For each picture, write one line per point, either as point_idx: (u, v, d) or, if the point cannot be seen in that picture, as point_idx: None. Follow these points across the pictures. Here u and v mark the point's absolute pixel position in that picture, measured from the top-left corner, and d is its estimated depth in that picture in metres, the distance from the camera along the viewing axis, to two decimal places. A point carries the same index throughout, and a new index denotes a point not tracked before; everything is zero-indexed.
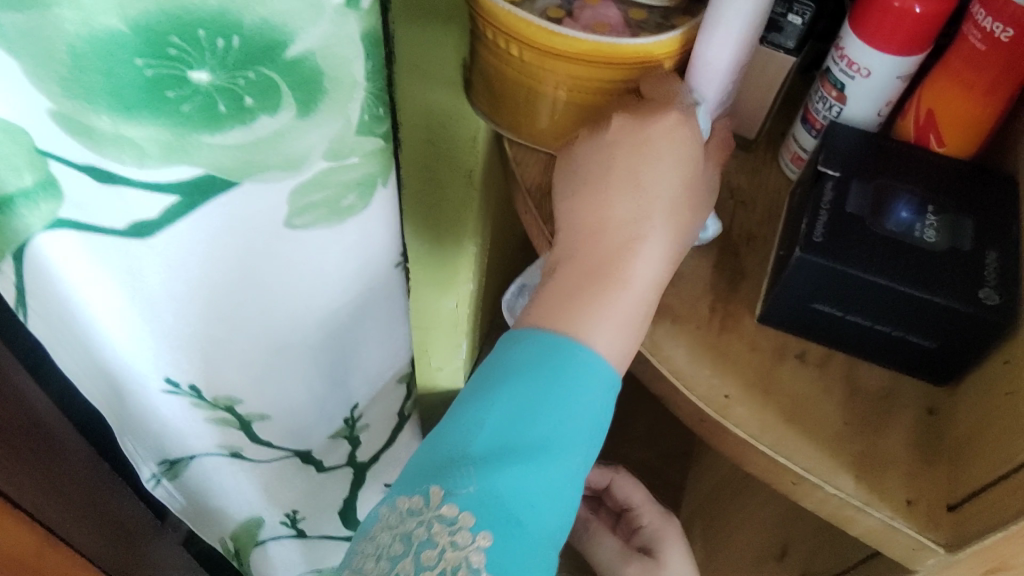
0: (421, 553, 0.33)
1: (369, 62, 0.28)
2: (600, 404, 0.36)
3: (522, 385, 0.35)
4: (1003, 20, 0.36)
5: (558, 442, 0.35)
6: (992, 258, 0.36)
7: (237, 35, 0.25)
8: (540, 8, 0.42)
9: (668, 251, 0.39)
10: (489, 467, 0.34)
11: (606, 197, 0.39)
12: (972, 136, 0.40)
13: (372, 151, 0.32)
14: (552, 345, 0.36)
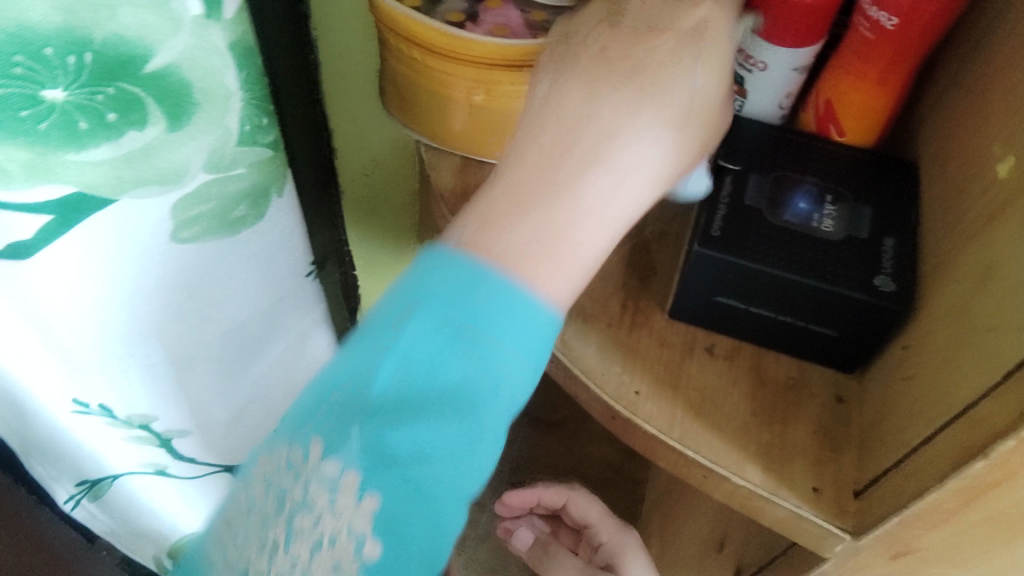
0: (297, 521, 0.31)
1: (241, 73, 0.29)
2: (527, 352, 0.29)
3: (427, 325, 0.29)
4: (888, 10, 0.36)
5: (474, 396, 0.28)
6: (888, 245, 0.37)
7: (88, 51, 0.26)
8: (440, 14, 0.42)
9: (637, 164, 0.30)
10: (380, 421, 0.28)
11: (576, 129, 0.30)
12: (871, 123, 0.40)
13: (259, 162, 0.33)
14: (472, 282, 0.29)
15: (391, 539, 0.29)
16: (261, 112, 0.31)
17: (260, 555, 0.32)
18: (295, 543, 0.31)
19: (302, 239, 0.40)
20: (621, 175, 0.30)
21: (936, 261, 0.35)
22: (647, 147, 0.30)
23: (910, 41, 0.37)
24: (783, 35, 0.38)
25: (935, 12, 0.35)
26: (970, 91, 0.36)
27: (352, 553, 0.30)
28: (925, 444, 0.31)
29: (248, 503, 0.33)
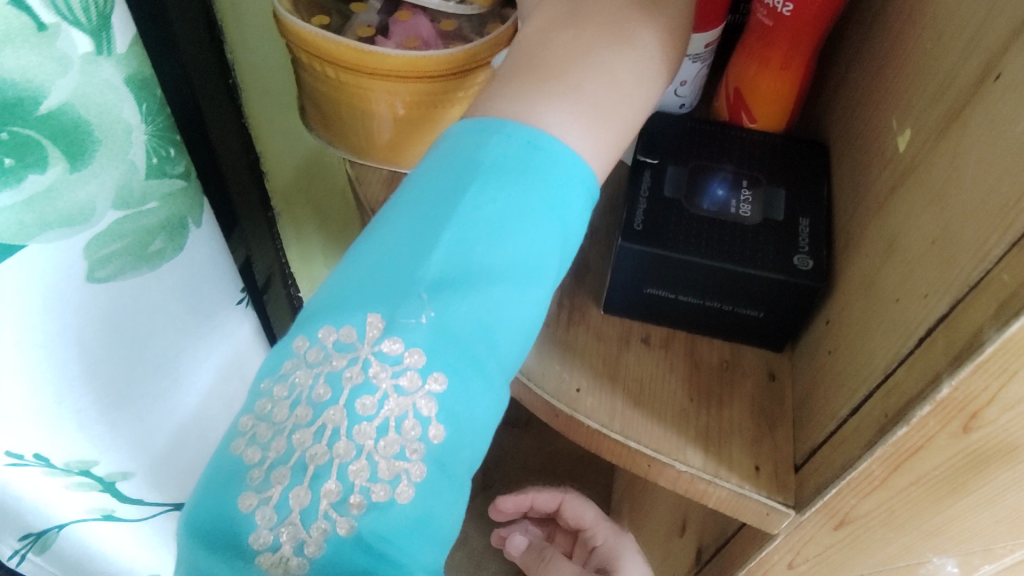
0: (357, 401, 0.26)
1: (141, 105, 0.31)
2: (579, 219, 0.30)
3: (494, 185, 0.28)
4: None
5: (536, 259, 0.29)
6: (805, 224, 0.38)
7: None
8: (351, 30, 0.42)
9: (637, 77, 0.31)
10: (448, 289, 0.27)
11: (561, 48, 0.31)
12: (780, 105, 0.41)
13: (167, 195, 0.35)
14: (530, 145, 0.29)
15: (454, 424, 0.27)
16: (166, 143, 0.34)
17: (258, 480, 0.25)
18: (347, 432, 0.25)
19: (213, 255, 0.41)
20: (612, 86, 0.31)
21: (848, 235, 0.36)
22: (623, 69, 0.31)
23: (806, 23, 0.38)
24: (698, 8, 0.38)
25: None
26: (868, 69, 0.37)
27: (416, 437, 0.26)
28: (853, 414, 0.32)
29: (257, 421, 0.26)
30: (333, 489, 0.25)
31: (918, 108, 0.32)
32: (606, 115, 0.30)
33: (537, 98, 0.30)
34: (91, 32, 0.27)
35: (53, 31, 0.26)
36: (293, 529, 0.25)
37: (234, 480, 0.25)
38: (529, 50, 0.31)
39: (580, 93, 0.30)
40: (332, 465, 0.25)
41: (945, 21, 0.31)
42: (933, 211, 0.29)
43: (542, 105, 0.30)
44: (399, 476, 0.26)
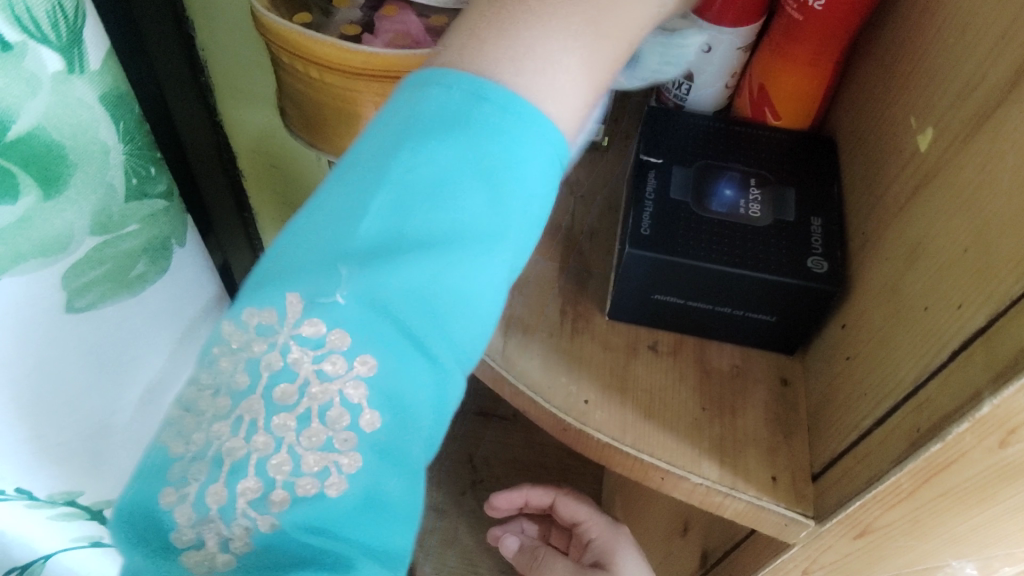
0: (275, 389, 0.24)
1: (117, 124, 0.29)
2: (544, 179, 0.27)
3: (424, 145, 0.25)
4: None
5: (487, 225, 0.26)
6: (816, 225, 0.36)
7: None
8: (335, 30, 0.40)
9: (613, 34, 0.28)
10: (375, 260, 0.24)
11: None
12: (803, 101, 0.40)
13: (146, 217, 0.33)
14: (477, 94, 0.26)
15: (393, 408, 0.24)
16: (145, 162, 0.32)
17: (178, 476, 0.24)
18: (265, 423, 0.24)
19: (186, 274, 0.38)
20: (621, 11, 0.28)
21: (864, 236, 0.35)
22: (630, 6, 0.28)
23: (838, 21, 0.36)
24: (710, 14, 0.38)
25: None
26: (884, 64, 0.36)
27: (346, 425, 0.24)
28: (878, 426, 0.31)
29: (185, 411, 0.25)
30: (252, 487, 0.23)
31: (940, 107, 0.30)
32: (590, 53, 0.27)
33: (498, 55, 0.26)
34: (60, 49, 0.25)
35: (18, 50, 0.23)
36: (215, 526, 0.23)
37: (157, 473, 0.24)
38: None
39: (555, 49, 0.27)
40: (250, 459, 0.24)
41: (969, 13, 0.29)
42: (969, 217, 0.28)
43: (519, 15, 0.27)
44: (328, 467, 0.24)
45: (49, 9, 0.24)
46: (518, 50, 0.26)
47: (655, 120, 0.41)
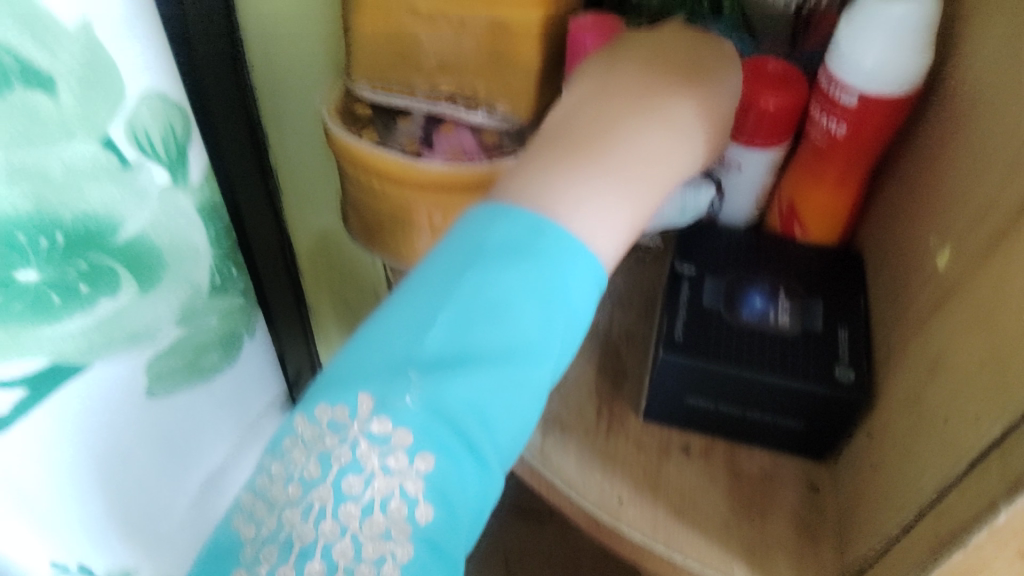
0: (343, 481, 0.26)
1: (209, 230, 0.33)
2: (588, 301, 0.30)
3: (492, 269, 0.29)
4: (835, 118, 0.38)
5: (539, 341, 0.29)
6: (843, 336, 0.38)
7: (59, 230, 0.27)
8: (398, 144, 0.45)
9: (631, 168, 0.32)
10: (439, 369, 0.28)
11: (580, 133, 0.33)
12: (832, 218, 0.42)
13: (224, 312, 0.37)
14: (534, 228, 0.30)
15: (443, 504, 0.27)
16: (230, 263, 0.35)
17: (249, 558, 0.26)
18: (333, 510, 0.26)
19: (250, 366, 0.42)
20: (637, 151, 0.33)
21: (889, 348, 0.37)
22: (651, 144, 0.33)
23: (862, 147, 0.38)
24: (739, 116, 0.40)
25: (881, 124, 0.37)
26: (904, 187, 0.39)
27: (404, 517, 0.26)
28: (903, 533, 0.32)
29: (256, 498, 0.27)
30: (317, 570, 0.25)
31: (957, 231, 0.33)
32: (614, 184, 0.32)
33: (539, 186, 0.31)
34: (168, 164, 0.29)
35: (134, 166, 0.28)
36: None
37: (228, 556, 0.26)
38: (550, 136, 0.33)
39: (585, 179, 0.31)
40: (317, 545, 0.25)
41: (981, 148, 0.32)
42: (983, 335, 0.29)
43: (553, 157, 0.32)
44: (384, 557, 0.25)
45: (162, 132, 0.29)
46: (571, 191, 0.31)
47: (693, 230, 0.44)
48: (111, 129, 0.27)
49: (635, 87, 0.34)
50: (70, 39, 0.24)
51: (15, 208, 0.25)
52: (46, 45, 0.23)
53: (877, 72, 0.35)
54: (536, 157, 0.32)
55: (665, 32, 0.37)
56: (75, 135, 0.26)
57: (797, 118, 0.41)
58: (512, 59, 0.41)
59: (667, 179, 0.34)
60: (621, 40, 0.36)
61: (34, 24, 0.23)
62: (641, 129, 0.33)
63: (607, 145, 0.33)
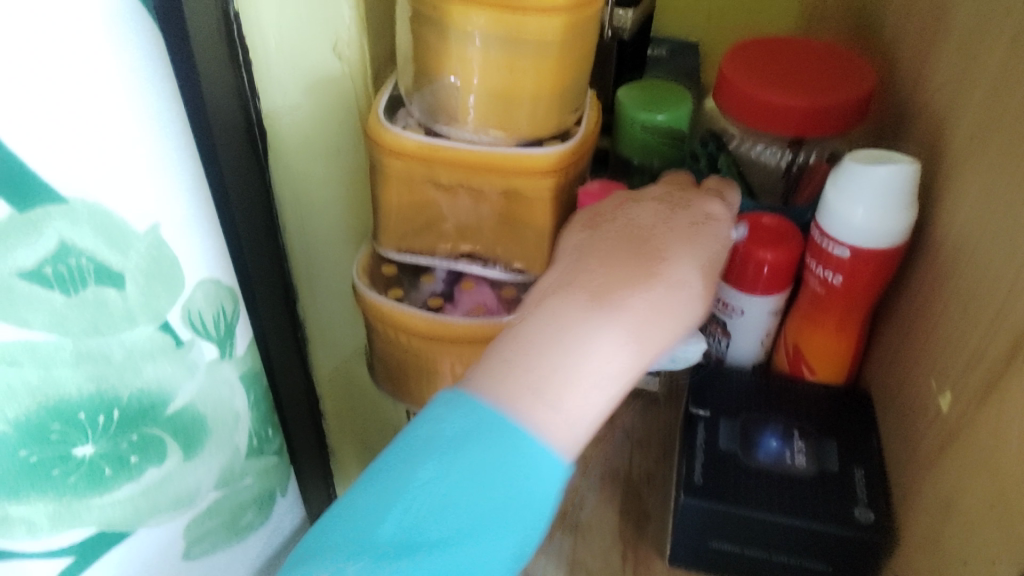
0: None
1: (249, 396, 0.37)
2: (547, 487, 0.34)
3: (457, 458, 0.33)
4: (831, 270, 0.41)
5: (490, 525, 0.33)
6: (858, 475, 0.39)
7: (116, 408, 0.30)
8: (422, 299, 0.48)
9: (595, 365, 0.34)
10: (401, 555, 0.32)
11: (551, 326, 0.35)
12: (837, 361, 0.44)
13: (260, 469, 0.39)
14: (491, 419, 0.33)
15: None
16: (266, 425, 0.39)
17: None
18: None
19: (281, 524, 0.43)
20: (603, 347, 0.34)
21: (904, 487, 0.38)
22: (618, 334, 0.35)
23: (859, 294, 0.41)
24: (745, 281, 0.44)
25: (873, 273, 0.39)
26: (903, 328, 0.41)
27: None
28: None
29: None
30: None
31: (954, 373, 0.34)
32: (573, 385, 0.34)
33: (493, 395, 0.34)
34: (218, 341, 0.34)
35: (187, 345, 0.32)
36: None
37: None
38: (528, 322, 0.36)
39: (537, 385, 0.34)
40: None
41: (968, 294, 0.34)
42: (988, 477, 0.31)
43: (517, 355, 0.34)
44: None
45: (213, 314, 0.33)
46: (528, 381, 0.34)
47: (704, 374, 0.45)
48: (167, 314, 0.31)
49: (615, 264, 0.37)
50: (140, 242, 0.29)
51: (80, 390, 0.29)
52: (119, 248, 0.29)
53: (866, 226, 0.38)
54: (513, 331, 0.36)
55: (657, 207, 0.40)
56: (139, 320, 0.30)
57: (794, 268, 0.43)
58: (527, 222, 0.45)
59: (641, 362, 0.35)
60: (615, 212, 0.40)
61: (109, 229, 0.28)
62: (612, 310, 0.35)
63: (574, 340, 0.34)
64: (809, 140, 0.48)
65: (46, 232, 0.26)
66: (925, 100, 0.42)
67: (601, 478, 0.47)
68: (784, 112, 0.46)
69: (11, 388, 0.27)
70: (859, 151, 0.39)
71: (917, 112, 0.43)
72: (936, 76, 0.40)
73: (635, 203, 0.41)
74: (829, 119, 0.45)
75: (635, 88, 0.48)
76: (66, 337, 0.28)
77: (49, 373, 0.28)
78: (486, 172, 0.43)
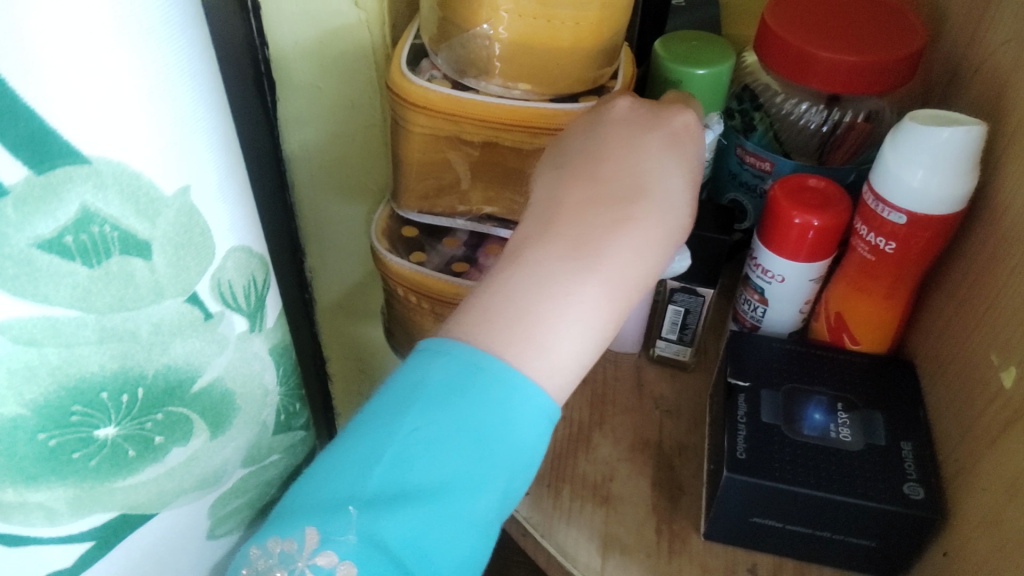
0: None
1: (279, 370, 0.35)
2: (532, 440, 0.32)
3: (428, 409, 0.31)
4: (884, 236, 0.39)
5: (478, 477, 0.31)
6: (907, 450, 0.38)
7: (141, 386, 0.29)
8: (445, 261, 0.46)
9: (600, 288, 0.33)
10: (376, 507, 0.31)
11: (552, 246, 0.33)
12: (882, 330, 0.42)
13: (286, 444, 0.38)
14: (473, 363, 0.32)
15: None
16: (294, 400, 0.38)
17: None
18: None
19: None
20: (608, 267, 0.33)
21: (957, 462, 0.36)
22: (622, 253, 0.33)
23: (910, 262, 0.39)
24: (771, 218, 0.41)
25: (929, 240, 0.37)
26: (956, 298, 0.39)
27: None
28: None
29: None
30: None
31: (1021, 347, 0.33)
32: (578, 311, 0.33)
33: (498, 324, 0.32)
34: (248, 314, 0.32)
35: (216, 317, 0.30)
36: None
37: None
38: (530, 239, 0.34)
39: (541, 310, 0.32)
40: None
41: None
42: None
43: (520, 280, 0.33)
44: None
45: (244, 285, 0.31)
46: (513, 334, 0.32)
47: (741, 340, 0.44)
48: (198, 287, 0.29)
49: (597, 211, 0.34)
50: (169, 207, 0.27)
51: (104, 369, 0.28)
52: (146, 215, 0.26)
53: (924, 191, 0.36)
54: (497, 279, 0.33)
55: (631, 129, 0.36)
56: (166, 294, 0.28)
57: (840, 234, 0.41)
58: None
59: (641, 284, 0.34)
60: (598, 138, 0.36)
61: (137, 195, 0.25)
62: (604, 255, 0.33)
63: (578, 262, 0.33)
64: (848, 97, 0.46)
65: (66, 199, 0.24)
66: (981, 56, 0.40)
67: (632, 448, 0.45)
68: (828, 68, 0.43)
69: (30, 370, 0.26)
70: (919, 111, 0.36)
71: (971, 72, 0.40)
72: (995, 33, 0.38)
73: (601, 127, 0.36)
74: (877, 78, 0.43)
75: (672, 38, 0.45)
76: (89, 314, 0.26)
77: (70, 352, 0.27)
78: (516, 130, 0.41)
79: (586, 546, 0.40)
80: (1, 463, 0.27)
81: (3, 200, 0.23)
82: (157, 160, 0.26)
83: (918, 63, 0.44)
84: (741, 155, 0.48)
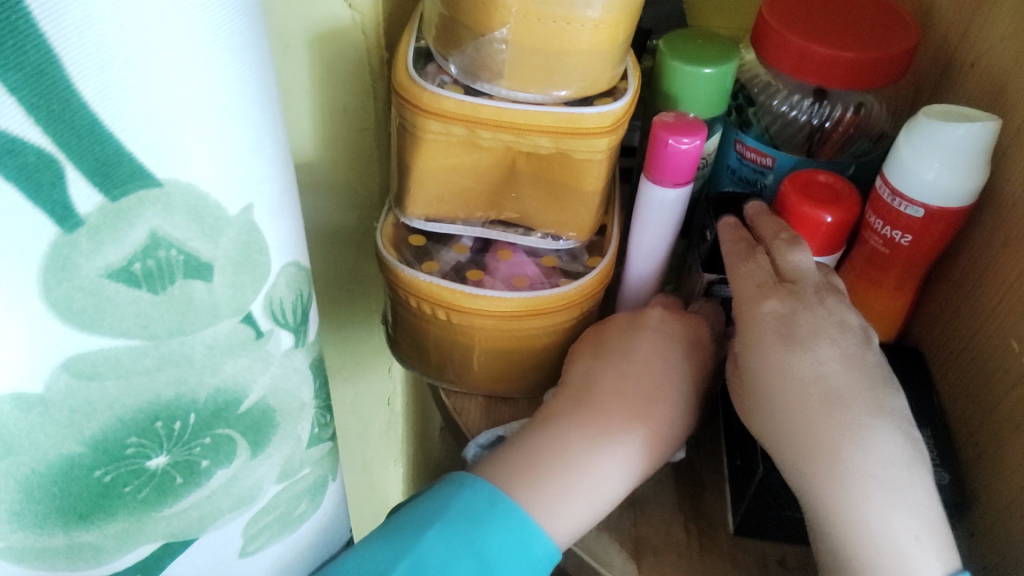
0: None
1: (314, 384, 0.34)
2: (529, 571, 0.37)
3: (444, 543, 0.36)
4: (899, 228, 0.39)
5: None
6: (928, 436, 0.39)
7: (191, 412, 0.29)
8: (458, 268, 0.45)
9: (609, 471, 0.38)
10: None
11: (574, 442, 0.38)
12: (891, 318, 0.43)
13: (318, 456, 0.37)
14: (490, 500, 0.37)
15: None
16: (325, 411, 0.36)
17: None
18: None
19: (328, 513, 0.40)
20: (617, 452, 0.38)
21: (977, 446, 0.37)
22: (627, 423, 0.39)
23: (922, 254, 0.40)
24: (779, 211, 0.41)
25: (944, 231, 0.38)
26: (965, 287, 0.40)
27: None
28: None
29: None
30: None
31: None
32: (591, 464, 0.38)
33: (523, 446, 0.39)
34: (294, 329, 0.31)
35: (266, 335, 0.30)
36: None
37: None
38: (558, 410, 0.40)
39: (559, 488, 0.37)
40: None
41: None
42: None
43: (544, 430, 0.39)
44: None
45: (292, 300, 0.30)
46: (532, 460, 0.38)
47: None
48: (252, 306, 0.28)
49: (617, 417, 0.39)
50: (232, 225, 0.26)
51: (159, 395, 0.28)
52: (210, 235, 0.25)
53: (939, 186, 0.37)
54: (528, 447, 0.39)
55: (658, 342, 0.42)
56: (222, 316, 0.27)
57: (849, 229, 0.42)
58: (574, 186, 0.43)
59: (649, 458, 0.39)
60: (640, 367, 0.41)
61: (201, 213, 0.25)
62: (616, 443, 0.38)
63: (591, 443, 0.38)
64: (834, 91, 0.47)
65: (136, 224, 0.23)
66: (976, 48, 0.41)
67: None
68: (827, 64, 0.44)
69: (90, 406, 0.26)
70: (931, 107, 0.37)
71: (966, 65, 0.42)
72: (991, 29, 0.39)
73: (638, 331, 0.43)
74: (875, 74, 0.43)
75: (674, 37, 0.45)
76: (148, 341, 0.26)
77: (128, 383, 0.27)
78: (533, 135, 0.40)
79: (618, 551, 0.40)
80: (52, 504, 0.28)
81: (78, 231, 0.22)
82: (221, 176, 0.25)
83: (911, 58, 0.45)
84: (741, 151, 0.48)
